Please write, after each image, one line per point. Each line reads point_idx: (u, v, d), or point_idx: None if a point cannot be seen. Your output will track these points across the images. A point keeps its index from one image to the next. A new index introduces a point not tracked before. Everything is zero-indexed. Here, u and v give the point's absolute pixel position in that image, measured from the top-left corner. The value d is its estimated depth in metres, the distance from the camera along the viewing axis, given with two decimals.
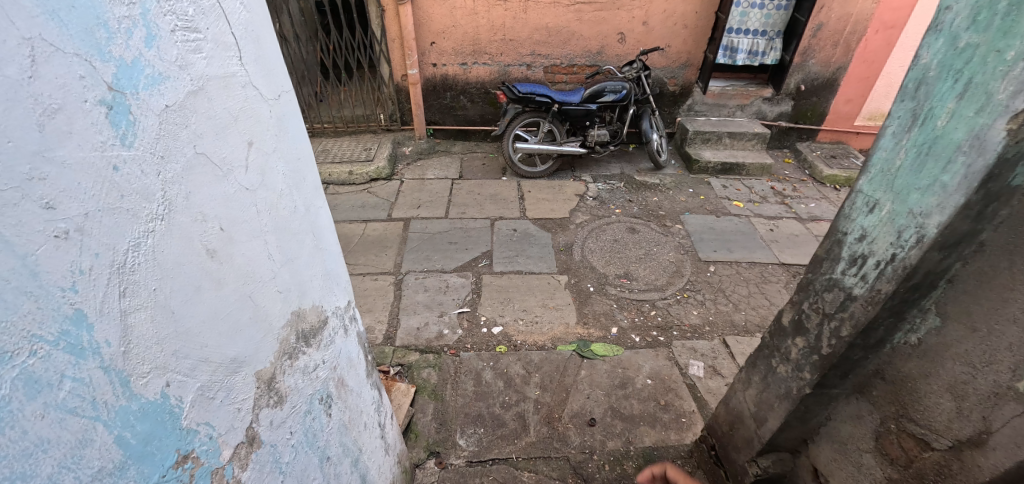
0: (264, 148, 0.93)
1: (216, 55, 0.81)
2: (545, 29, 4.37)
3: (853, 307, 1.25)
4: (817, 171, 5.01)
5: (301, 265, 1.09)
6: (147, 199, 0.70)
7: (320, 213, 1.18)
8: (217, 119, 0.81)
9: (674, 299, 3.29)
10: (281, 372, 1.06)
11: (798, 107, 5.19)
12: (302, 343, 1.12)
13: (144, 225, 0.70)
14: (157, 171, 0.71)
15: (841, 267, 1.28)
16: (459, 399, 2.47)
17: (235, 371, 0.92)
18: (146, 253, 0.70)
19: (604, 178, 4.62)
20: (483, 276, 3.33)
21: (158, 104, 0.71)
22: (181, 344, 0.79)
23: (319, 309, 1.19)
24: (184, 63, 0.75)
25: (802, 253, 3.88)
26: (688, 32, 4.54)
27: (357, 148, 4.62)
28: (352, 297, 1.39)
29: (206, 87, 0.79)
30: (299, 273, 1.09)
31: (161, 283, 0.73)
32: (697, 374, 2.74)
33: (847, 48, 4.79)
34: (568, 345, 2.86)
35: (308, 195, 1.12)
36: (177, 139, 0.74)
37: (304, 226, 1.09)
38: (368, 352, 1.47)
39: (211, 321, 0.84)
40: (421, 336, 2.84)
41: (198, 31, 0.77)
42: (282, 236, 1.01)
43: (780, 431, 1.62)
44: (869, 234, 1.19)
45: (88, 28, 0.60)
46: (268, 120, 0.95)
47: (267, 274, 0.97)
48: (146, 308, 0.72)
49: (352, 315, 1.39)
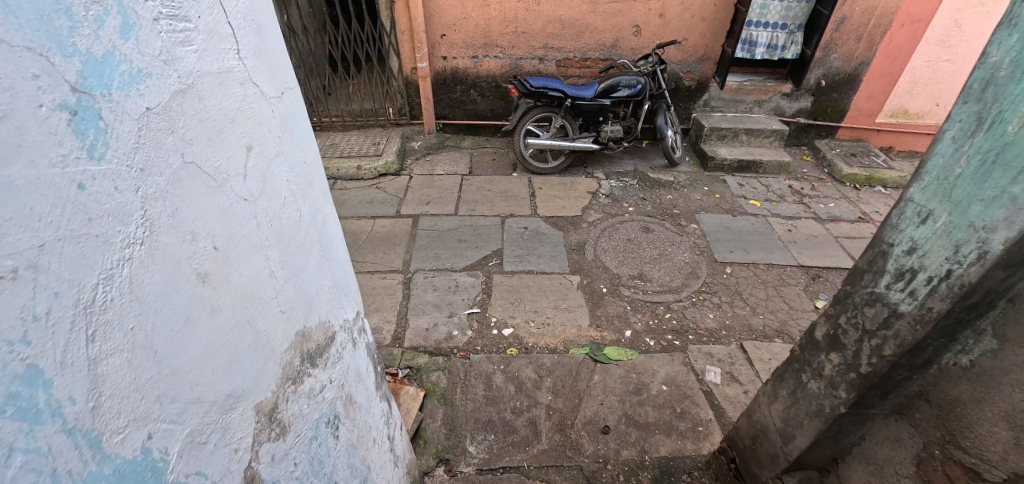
0: (265, 153, 0.89)
1: (212, 48, 0.76)
2: (558, 21, 4.25)
3: (898, 325, 1.15)
4: (836, 169, 4.86)
5: (307, 279, 1.06)
6: (121, 222, 0.62)
7: (326, 220, 1.15)
8: (212, 121, 0.76)
9: (690, 302, 3.20)
10: (284, 400, 1.00)
11: (818, 103, 5.02)
12: (307, 364, 1.07)
13: (118, 253, 0.62)
14: (136, 186, 0.64)
15: (885, 281, 1.19)
16: (469, 404, 2.41)
17: (231, 408, 0.85)
18: (120, 286, 0.62)
19: (617, 174, 4.51)
20: (493, 275, 3.26)
21: (138, 106, 0.63)
22: (166, 388, 0.70)
23: (325, 325, 1.14)
24: (171, 58, 0.68)
25: (822, 255, 3.76)
26: (706, 25, 4.39)
27: (366, 142, 4.56)
28: (362, 304, 1.38)
29: (196, 84, 0.72)
30: (305, 287, 1.05)
31: (140, 320, 0.65)
32: (714, 381, 2.65)
33: (871, 42, 4.62)
34: (581, 348, 2.78)
35: (314, 201, 1.09)
36: (162, 147, 0.67)
37: (309, 236, 1.06)
38: (376, 364, 1.42)
39: (202, 356, 0.76)
40: (430, 337, 2.78)
41: (188, 20, 0.71)
42: (286, 250, 0.96)
43: (809, 450, 1.53)
44: (920, 247, 1.09)
45: (44, 16, 0.52)
46: (270, 121, 0.91)
47: (269, 293, 0.92)
48: (121, 353, 0.63)
49: (360, 327, 1.35)
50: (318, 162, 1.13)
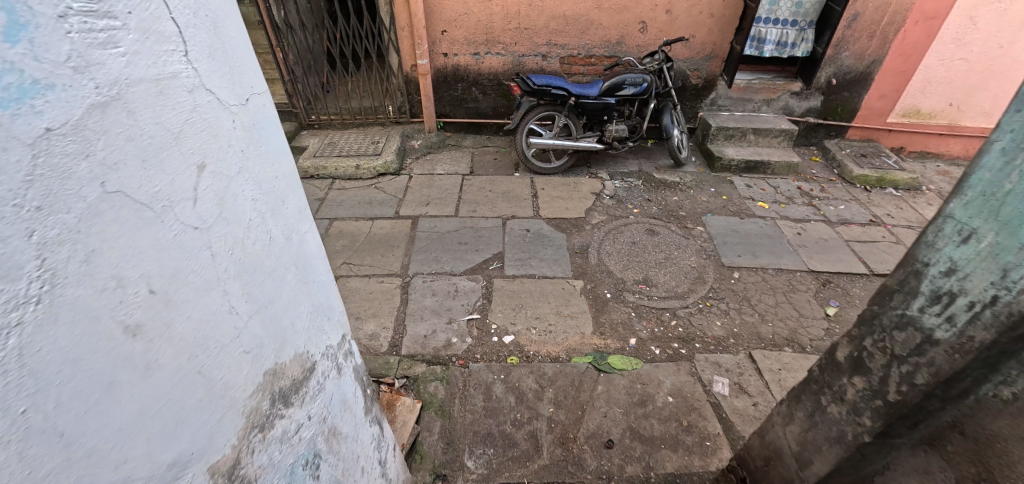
0: (222, 171, 0.81)
1: (148, 51, 0.67)
2: (562, 17, 4.13)
3: (933, 353, 1.06)
4: (846, 170, 4.74)
5: (280, 309, 0.99)
6: (11, 280, 0.52)
7: (305, 239, 1.06)
8: (147, 140, 0.67)
9: (696, 309, 3.10)
10: (248, 452, 0.94)
11: (829, 102, 4.89)
12: (277, 406, 1.00)
13: (8, 317, 0.52)
14: (34, 229, 0.54)
15: (918, 304, 1.09)
16: (468, 416, 2.33)
17: (178, 476, 0.78)
18: (14, 357, 0.53)
19: (622, 175, 4.40)
20: (494, 279, 3.16)
21: (37, 127, 0.54)
22: (82, 470, 0.63)
23: (302, 357, 1.07)
24: (86, 65, 0.59)
25: (832, 260, 3.65)
26: (714, 21, 4.24)
27: (365, 141, 4.46)
28: (349, 325, 1.31)
29: (124, 97, 0.64)
30: (276, 317, 0.98)
31: (40, 398, 0.57)
32: (722, 392, 2.55)
33: (884, 40, 4.48)
34: (584, 356, 2.69)
35: (291, 220, 1.02)
36: (73, 176, 0.58)
37: (283, 260, 0.99)
38: (365, 388, 1.35)
39: (134, 423, 0.69)
40: (428, 344, 2.70)
41: (112, 18, 0.62)
42: (250, 279, 0.89)
43: (827, 477, 1.44)
44: (961, 269, 0.99)
45: None
46: (231, 132, 0.83)
47: (227, 331, 0.85)
48: (13, 441, 0.55)
49: (347, 351, 1.28)
50: (298, 175, 1.05)
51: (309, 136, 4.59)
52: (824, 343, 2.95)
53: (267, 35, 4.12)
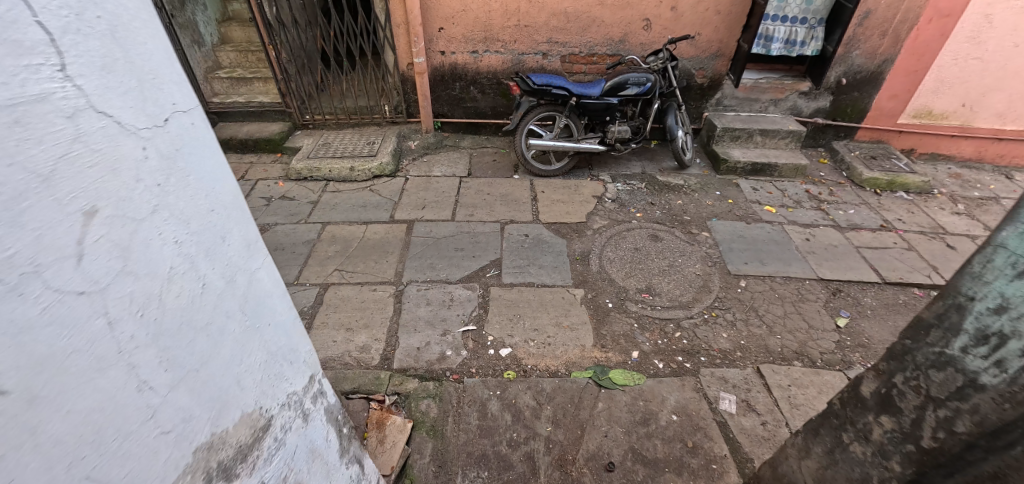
0: (136, 219, 0.80)
1: (25, 89, 0.64)
2: (563, 14, 3.99)
3: (978, 399, 0.95)
4: (856, 173, 4.59)
5: (211, 354, 0.98)
6: None
7: (248, 280, 1.07)
8: (29, 191, 0.65)
9: (701, 319, 2.97)
10: None
11: (838, 102, 4.74)
12: (211, 462, 1.00)
13: None
14: None
15: (961, 343, 0.97)
16: (461, 435, 2.21)
17: None
18: None
19: (624, 177, 4.27)
20: (491, 287, 3.04)
21: None
22: None
23: (237, 401, 1.07)
24: None
25: (842, 267, 3.52)
26: (721, 18, 4.07)
27: (360, 142, 4.34)
28: (321, 366, 1.41)
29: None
30: (206, 361, 0.97)
31: None
32: (729, 410, 2.43)
33: (897, 38, 4.33)
34: (584, 371, 2.57)
35: (230, 264, 1.02)
36: None
37: (217, 304, 0.98)
38: (336, 432, 1.45)
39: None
40: (421, 357, 2.58)
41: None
42: (174, 326, 0.88)
43: None
44: (1015, 305, 0.88)
45: None
46: (149, 177, 0.82)
47: (143, 384, 0.82)
48: None
49: (312, 395, 1.35)
50: (239, 217, 1.04)
51: (303, 136, 4.48)
52: (835, 357, 2.83)
53: (259, 32, 3.98)
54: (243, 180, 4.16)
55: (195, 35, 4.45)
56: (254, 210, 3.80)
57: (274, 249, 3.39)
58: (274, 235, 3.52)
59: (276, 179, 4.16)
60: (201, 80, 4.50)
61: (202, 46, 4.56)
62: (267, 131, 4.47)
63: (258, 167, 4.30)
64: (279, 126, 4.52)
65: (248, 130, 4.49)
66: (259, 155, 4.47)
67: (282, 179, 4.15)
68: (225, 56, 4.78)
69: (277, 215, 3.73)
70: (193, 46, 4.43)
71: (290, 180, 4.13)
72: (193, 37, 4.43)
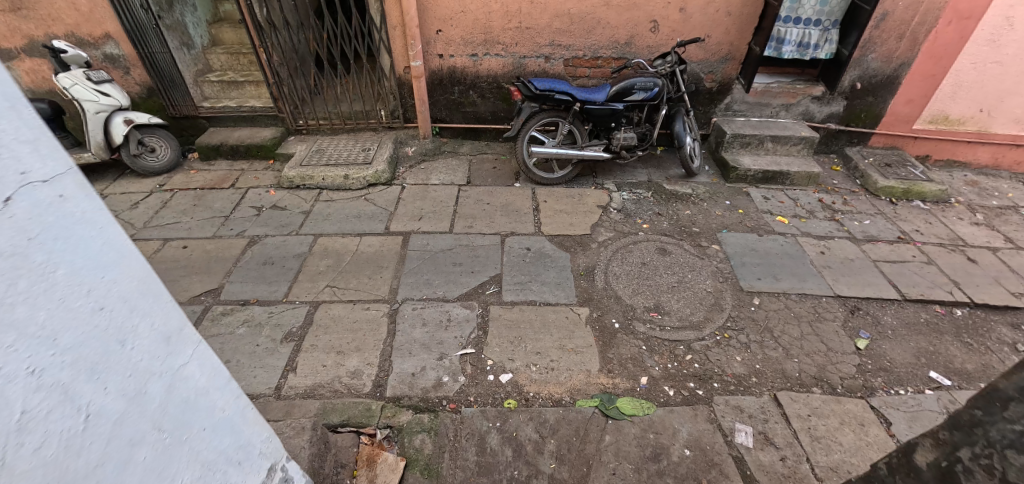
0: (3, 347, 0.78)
1: None
2: (566, 15, 3.81)
3: None
4: (870, 181, 4.42)
5: (109, 461, 0.96)
6: None
7: (159, 378, 1.07)
8: None
9: (713, 341, 2.80)
10: None
11: (852, 107, 4.57)
12: None
13: None
14: None
15: None
16: (458, 473, 2.06)
17: None
18: None
19: (630, 186, 4.10)
20: (491, 306, 2.88)
21: None
22: None
23: None
24: None
25: (860, 283, 3.35)
26: (732, 20, 3.89)
27: (355, 148, 4.17)
28: (276, 452, 1.49)
29: None
30: (102, 469, 0.95)
31: None
32: (745, 444, 2.27)
33: (914, 42, 4.15)
34: (590, 399, 2.41)
35: (137, 368, 1.02)
36: None
37: (115, 412, 0.97)
38: None
39: None
40: (416, 384, 2.42)
41: None
42: (53, 445, 0.86)
43: None
44: None
45: None
46: (23, 296, 0.80)
47: None
48: None
49: (268, 479, 1.46)
50: (149, 313, 1.04)
51: (296, 142, 4.31)
52: (855, 383, 2.66)
53: (249, 35, 3.82)
54: (233, 188, 4.01)
55: (184, 37, 4.28)
56: (244, 221, 3.64)
57: (264, 263, 3.23)
58: (264, 248, 3.36)
59: (267, 187, 4.00)
60: (191, 83, 4.34)
61: (191, 48, 4.39)
62: (259, 136, 4.31)
63: (249, 175, 4.14)
64: (271, 131, 4.36)
65: (239, 135, 4.33)
66: (250, 161, 4.31)
67: (274, 187, 3.99)
68: (216, 59, 4.61)
69: (267, 226, 3.57)
70: (183, 48, 4.27)
71: (282, 188, 3.97)
72: (182, 39, 4.26)
